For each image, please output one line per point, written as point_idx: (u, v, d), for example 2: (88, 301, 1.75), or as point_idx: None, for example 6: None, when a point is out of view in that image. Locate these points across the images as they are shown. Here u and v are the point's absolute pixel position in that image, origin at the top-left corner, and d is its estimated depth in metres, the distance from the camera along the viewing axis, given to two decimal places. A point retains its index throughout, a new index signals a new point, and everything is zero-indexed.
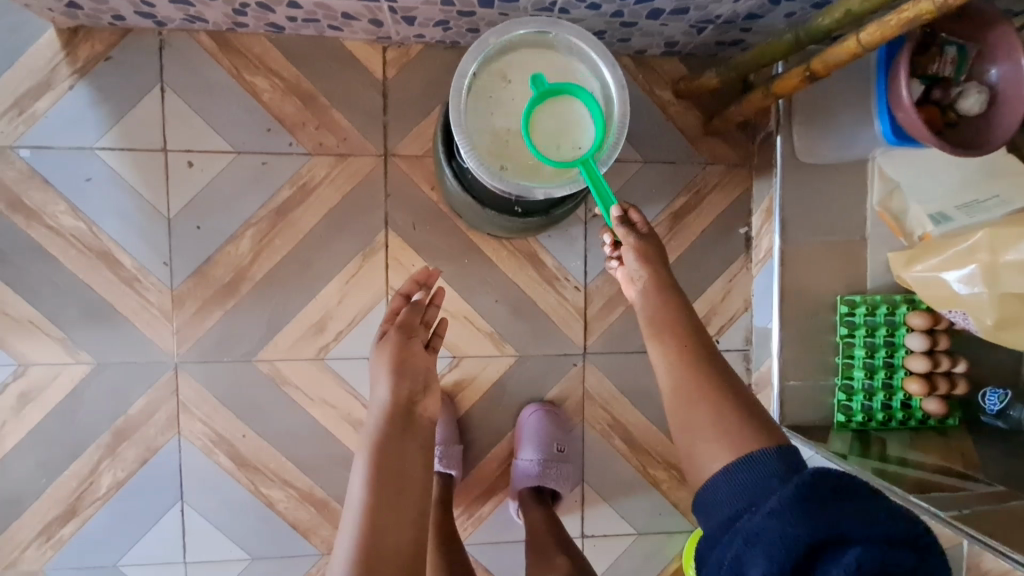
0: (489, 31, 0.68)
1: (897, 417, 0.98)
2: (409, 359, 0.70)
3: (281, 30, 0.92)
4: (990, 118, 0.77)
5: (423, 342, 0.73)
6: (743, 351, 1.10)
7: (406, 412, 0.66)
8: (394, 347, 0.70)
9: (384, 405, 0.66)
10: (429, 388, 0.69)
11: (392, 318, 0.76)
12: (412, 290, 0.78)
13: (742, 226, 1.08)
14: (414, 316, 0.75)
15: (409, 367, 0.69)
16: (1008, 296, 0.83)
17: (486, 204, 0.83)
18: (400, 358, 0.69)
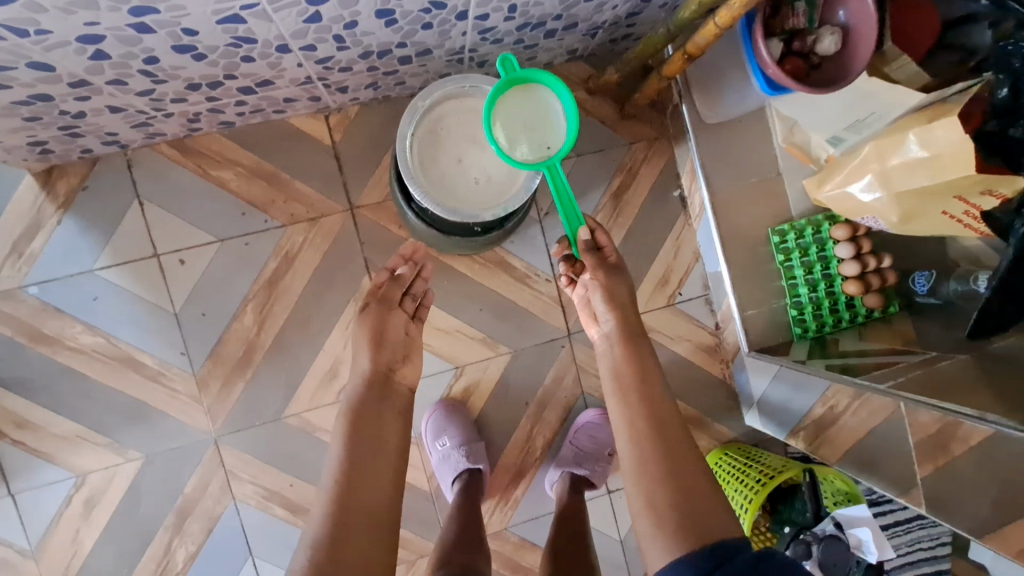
0: (415, 97, 0.81)
1: (845, 317, 1.12)
2: (385, 331, 0.83)
3: (233, 125, 1.02)
4: (847, 52, 0.90)
5: (400, 314, 0.86)
6: (704, 296, 1.24)
7: (388, 383, 0.80)
8: (373, 320, 0.83)
9: (366, 374, 0.79)
10: (405, 360, 0.84)
11: (380, 290, 0.87)
12: (398, 264, 0.89)
13: (675, 189, 1.22)
14: (397, 294, 0.87)
15: (384, 340, 0.82)
16: (902, 194, 0.96)
17: (433, 228, 0.94)
18: (378, 329, 0.83)
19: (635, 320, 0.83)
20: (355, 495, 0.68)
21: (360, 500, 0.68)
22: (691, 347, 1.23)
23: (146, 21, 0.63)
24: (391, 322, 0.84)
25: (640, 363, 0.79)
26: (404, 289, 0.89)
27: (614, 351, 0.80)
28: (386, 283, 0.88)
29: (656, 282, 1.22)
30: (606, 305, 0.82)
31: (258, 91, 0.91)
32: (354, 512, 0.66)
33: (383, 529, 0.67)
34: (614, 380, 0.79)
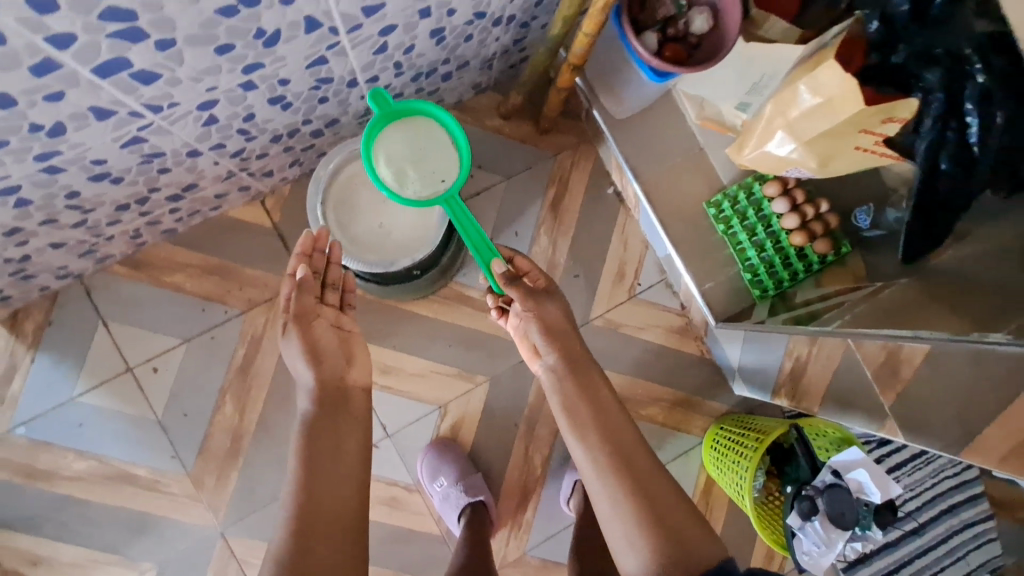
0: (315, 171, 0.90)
1: (800, 268, 1.14)
2: (323, 344, 0.78)
3: (175, 231, 1.07)
4: (719, 26, 0.95)
5: (326, 318, 0.81)
6: (663, 281, 1.26)
7: (345, 397, 0.78)
8: (301, 335, 0.77)
9: (312, 392, 0.76)
10: (350, 364, 0.80)
11: (299, 301, 0.79)
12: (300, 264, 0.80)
13: (609, 186, 1.26)
14: (311, 299, 0.80)
15: (322, 352, 0.78)
16: (813, 141, 0.97)
17: (372, 280, 0.97)
18: (310, 344, 0.77)
19: (578, 345, 0.84)
20: (315, 519, 0.68)
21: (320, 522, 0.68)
22: (663, 332, 1.25)
23: (54, 163, 0.69)
24: (322, 330, 0.79)
25: (592, 390, 0.81)
26: (318, 285, 0.82)
27: (563, 385, 0.82)
28: (297, 290, 0.79)
29: (613, 278, 1.24)
30: (549, 342, 0.82)
31: (187, 195, 0.96)
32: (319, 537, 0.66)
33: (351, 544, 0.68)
34: (569, 419, 0.80)
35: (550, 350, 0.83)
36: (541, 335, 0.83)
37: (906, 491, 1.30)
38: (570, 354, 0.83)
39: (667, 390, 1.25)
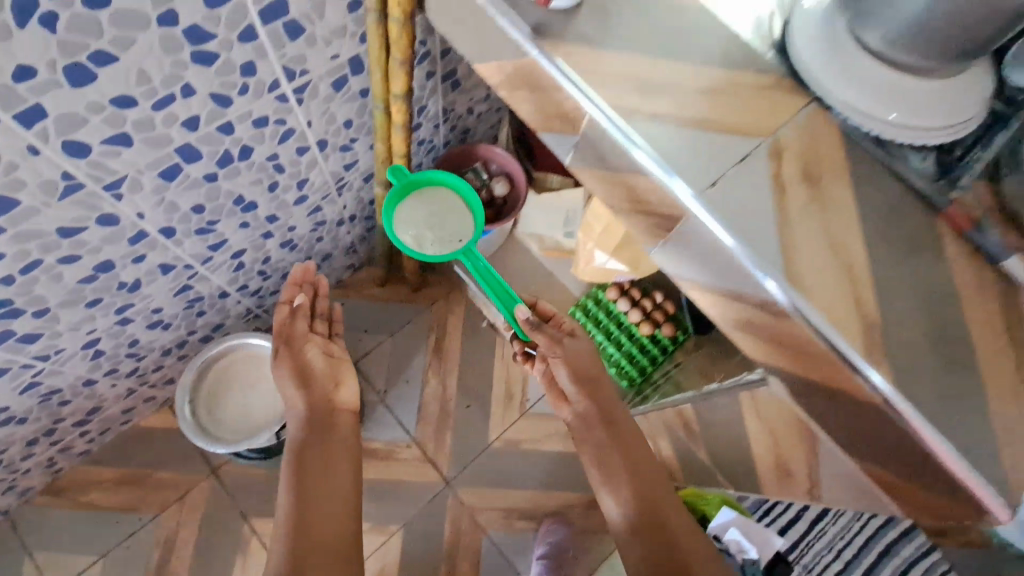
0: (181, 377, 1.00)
1: (657, 353, 1.31)
2: (308, 373, 0.89)
3: (91, 450, 1.18)
4: (515, 186, 1.22)
5: (318, 344, 0.93)
6: (549, 392, 1.39)
7: (331, 419, 0.87)
8: (291, 360, 0.89)
9: (303, 414, 0.86)
10: (339, 385, 0.92)
11: (291, 331, 0.91)
12: (295, 294, 0.94)
13: (483, 320, 1.43)
14: (302, 325, 0.92)
15: (304, 381, 0.88)
16: (619, 250, 1.16)
17: (260, 456, 1.03)
18: (298, 370, 0.89)
19: (609, 394, 0.88)
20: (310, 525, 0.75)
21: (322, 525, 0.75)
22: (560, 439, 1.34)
23: None
24: (313, 354, 0.91)
25: (620, 438, 0.85)
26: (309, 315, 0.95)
27: (596, 432, 0.86)
28: (297, 315, 0.93)
29: (503, 399, 1.36)
30: (581, 392, 0.87)
31: (94, 417, 1.09)
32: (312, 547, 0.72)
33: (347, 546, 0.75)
34: (601, 470, 0.84)
35: (580, 398, 0.87)
36: (573, 383, 0.87)
37: (839, 539, 1.28)
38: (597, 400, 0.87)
39: (577, 494, 1.31)
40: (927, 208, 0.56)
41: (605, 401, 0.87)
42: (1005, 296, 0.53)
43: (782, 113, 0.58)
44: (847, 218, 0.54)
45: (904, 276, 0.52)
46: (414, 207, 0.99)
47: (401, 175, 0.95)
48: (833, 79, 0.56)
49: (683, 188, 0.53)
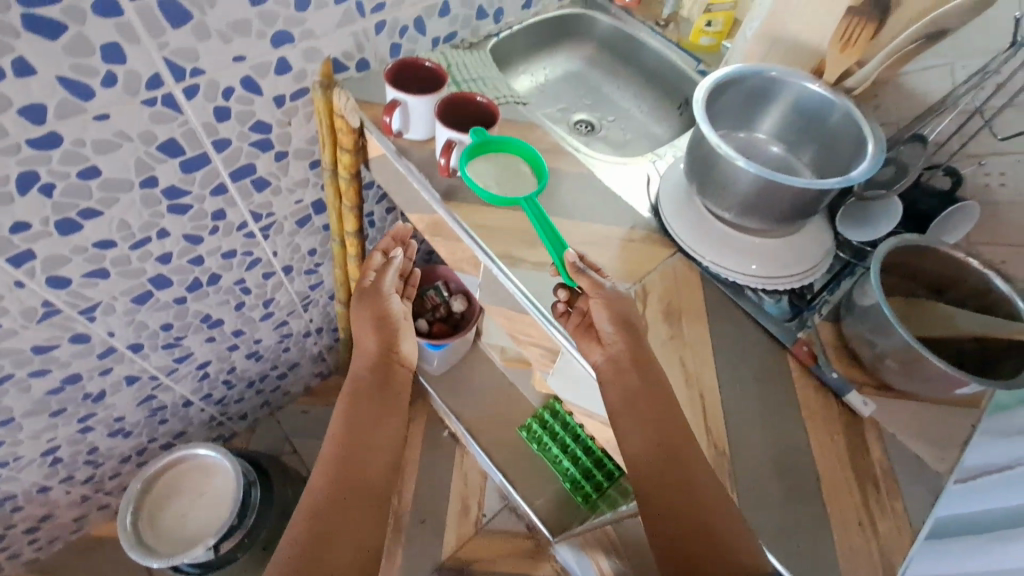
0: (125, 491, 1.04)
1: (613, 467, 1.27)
2: (381, 317, 0.77)
3: (35, 560, 1.17)
4: (472, 302, 1.32)
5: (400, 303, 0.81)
6: (506, 507, 1.38)
7: (387, 379, 0.76)
8: (371, 306, 0.77)
9: (373, 361, 0.76)
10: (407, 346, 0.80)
11: (364, 278, 0.79)
12: (392, 244, 0.81)
13: (443, 430, 1.46)
14: (390, 284, 0.78)
15: (380, 325, 0.77)
16: None
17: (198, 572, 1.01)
18: (378, 316, 0.77)
19: (677, 360, 0.60)
20: (354, 469, 0.67)
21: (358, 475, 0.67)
22: (513, 559, 1.31)
23: None
24: (397, 302, 0.80)
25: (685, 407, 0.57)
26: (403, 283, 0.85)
27: (630, 376, 0.56)
28: (388, 270, 0.79)
29: (458, 513, 1.36)
30: (617, 334, 0.57)
31: (44, 524, 1.10)
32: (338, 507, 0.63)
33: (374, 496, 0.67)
34: (618, 410, 0.56)
35: (617, 342, 0.57)
36: (613, 326, 0.58)
37: None
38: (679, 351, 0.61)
39: None
40: (778, 345, 0.64)
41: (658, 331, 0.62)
42: (851, 428, 0.59)
43: (652, 262, 0.68)
44: (705, 355, 0.61)
45: (754, 408, 0.58)
46: (486, 164, 0.72)
47: (486, 135, 0.69)
48: (690, 235, 0.69)
49: (556, 329, 0.62)
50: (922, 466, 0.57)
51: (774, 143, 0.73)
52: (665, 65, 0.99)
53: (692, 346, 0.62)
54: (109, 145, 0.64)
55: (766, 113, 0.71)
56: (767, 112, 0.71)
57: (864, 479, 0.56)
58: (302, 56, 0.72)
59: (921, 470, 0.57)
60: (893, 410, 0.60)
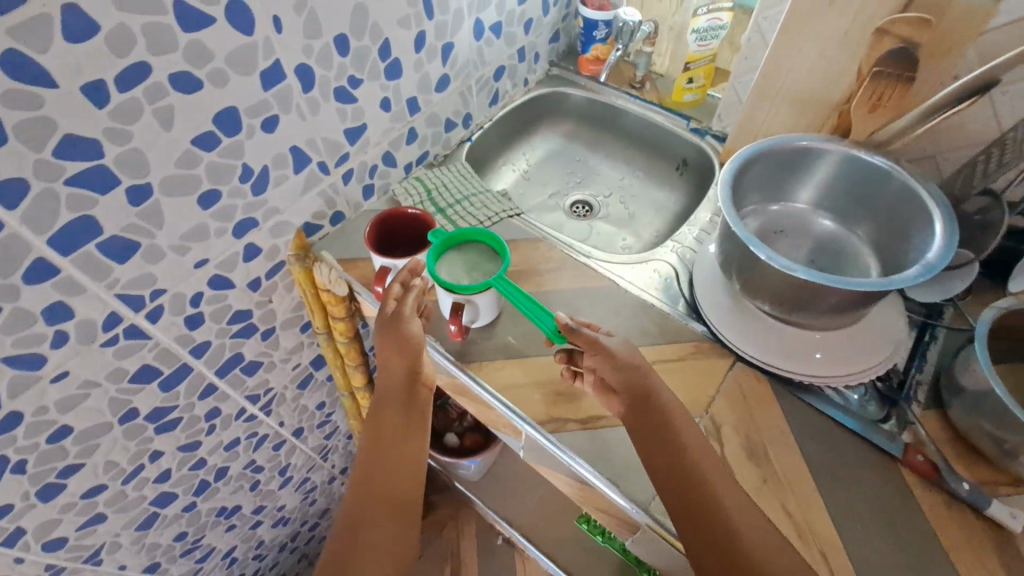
0: None
1: None
2: (400, 339, 0.56)
3: None
4: None
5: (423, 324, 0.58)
6: None
7: (410, 398, 0.58)
8: (394, 327, 0.56)
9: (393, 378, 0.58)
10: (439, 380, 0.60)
11: (386, 307, 0.57)
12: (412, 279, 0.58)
13: (497, 538, 1.30)
14: (415, 308, 0.57)
15: (399, 347, 0.56)
16: None
17: None
18: (399, 336, 0.56)
19: (735, 426, 0.56)
20: (371, 488, 0.55)
21: (376, 499, 0.54)
22: None
23: None
24: (410, 309, 0.57)
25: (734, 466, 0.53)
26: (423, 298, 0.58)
27: (668, 415, 0.50)
28: (409, 295, 0.57)
29: None
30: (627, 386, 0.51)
31: None
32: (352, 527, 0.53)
33: (397, 524, 0.54)
34: (647, 432, 0.50)
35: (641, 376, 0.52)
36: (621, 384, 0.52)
37: None
38: (741, 414, 0.57)
39: None
40: (884, 455, 0.54)
41: (705, 393, 0.58)
42: (1002, 548, 0.49)
43: (712, 382, 0.59)
44: (809, 494, 0.52)
45: (886, 552, 0.49)
46: (457, 259, 0.62)
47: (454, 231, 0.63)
48: (742, 340, 0.61)
49: (629, 503, 0.52)
50: None
51: (820, 213, 0.64)
52: (652, 128, 0.91)
53: (745, 403, 0.58)
54: (74, 400, 0.56)
55: (803, 182, 0.63)
56: (803, 183, 0.63)
57: None
58: (271, 234, 0.64)
59: None
60: None
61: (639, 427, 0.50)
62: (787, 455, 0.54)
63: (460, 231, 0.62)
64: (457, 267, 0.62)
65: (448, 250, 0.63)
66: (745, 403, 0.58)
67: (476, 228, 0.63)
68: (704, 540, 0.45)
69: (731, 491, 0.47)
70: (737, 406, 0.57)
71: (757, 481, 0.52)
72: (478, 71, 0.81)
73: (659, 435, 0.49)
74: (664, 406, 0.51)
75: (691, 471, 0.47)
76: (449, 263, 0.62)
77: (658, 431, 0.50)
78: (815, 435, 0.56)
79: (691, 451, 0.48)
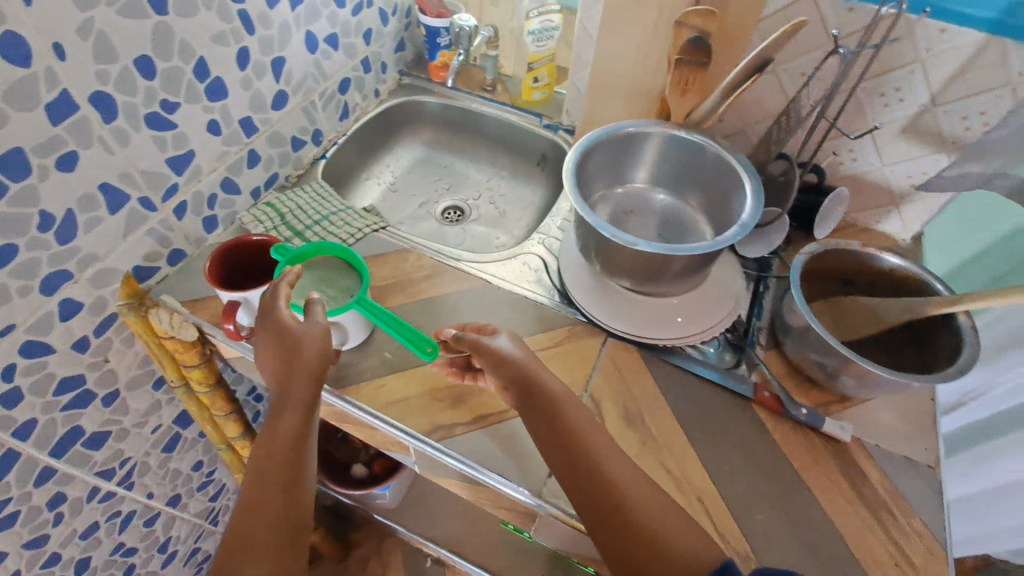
0: None
1: None
2: (296, 356, 0.50)
3: None
4: None
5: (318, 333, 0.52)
6: None
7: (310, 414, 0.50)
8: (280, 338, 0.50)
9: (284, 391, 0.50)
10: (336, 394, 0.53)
11: (283, 315, 0.51)
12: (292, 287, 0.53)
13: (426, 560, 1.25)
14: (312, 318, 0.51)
15: (295, 362, 0.49)
16: None
17: None
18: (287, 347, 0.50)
19: (613, 399, 0.59)
20: (254, 522, 0.45)
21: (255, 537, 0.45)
22: None
23: None
24: (320, 321, 0.51)
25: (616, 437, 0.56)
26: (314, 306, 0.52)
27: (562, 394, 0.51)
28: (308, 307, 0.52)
29: None
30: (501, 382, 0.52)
31: None
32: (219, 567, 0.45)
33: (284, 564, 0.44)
34: (535, 415, 0.50)
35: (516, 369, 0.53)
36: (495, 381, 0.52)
37: None
38: (617, 386, 0.60)
39: None
40: (741, 398, 0.60)
41: (583, 374, 0.61)
42: (840, 458, 0.56)
43: (588, 361, 0.62)
44: (682, 448, 0.56)
45: (751, 484, 0.54)
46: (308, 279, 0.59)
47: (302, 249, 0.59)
48: (609, 317, 0.65)
49: (523, 493, 0.52)
50: (913, 464, 0.56)
51: (657, 190, 0.71)
52: (507, 128, 0.94)
53: (619, 375, 0.61)
54: None
55: (638, 164, 0.69)
56: (638, 165, 0.69)
57: (874, 508, 0.53)
58: (92, 285, 0.56)
59: (921, 473, 0.55)
60: (867, 419, 0.58)
61: (537, 419, 0.50)
62: (660, 416, 0.58)
63: (307, 250, 0.59)
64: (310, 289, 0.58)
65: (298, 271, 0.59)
66: (620, 375, 0.61)
67: (327, 244, 0.60)
68: (600, 519, 0.45)
69: (620, 466, 0.47)
70: (613, 380, 0.61)
71: (638, 445, 0.56)
72: (320, 85, 0.78)
73: (555, 424, 0.49)
74: (556, 396, 0.51)
75: (586, 454, 0.47)
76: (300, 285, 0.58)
77: (547, 413, 0.50)
78: (683, 392, 0.60)
79: (581, 432, 0.48)
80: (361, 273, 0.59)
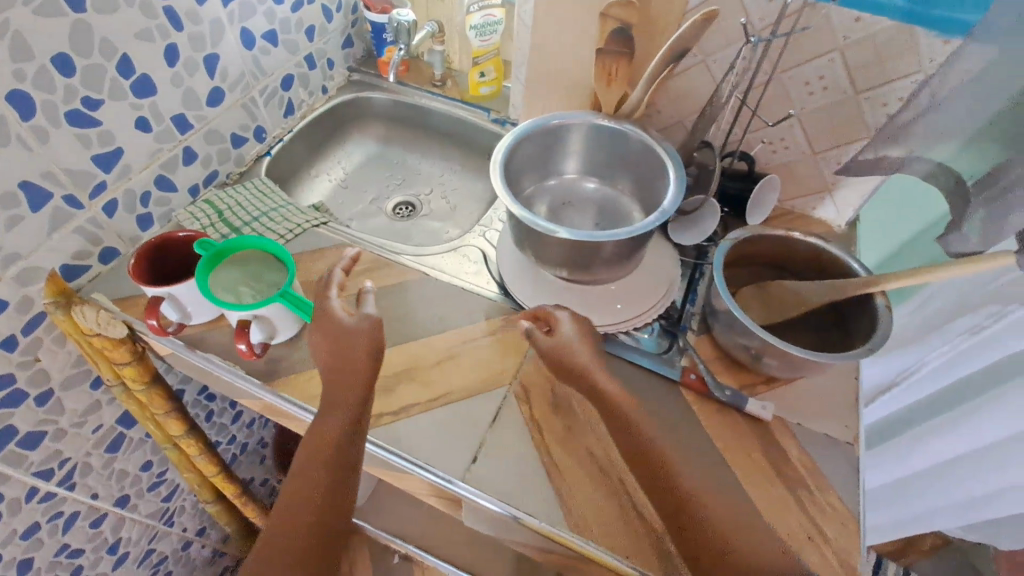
0: None
1: None
2: (351, 355, 0.54)
3: None
4: None
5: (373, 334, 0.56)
6: None
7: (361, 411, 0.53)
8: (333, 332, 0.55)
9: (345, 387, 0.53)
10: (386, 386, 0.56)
11: (335, 313, 0.56)
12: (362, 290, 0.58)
13: None
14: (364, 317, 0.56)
15: (350, 359, 0.53)
16: None
17: None
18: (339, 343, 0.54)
19: (543, 386, 0.60)
20: (303, 496, 0.50)
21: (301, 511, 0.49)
22: None
23: None
24: (368, 319, 0.55)
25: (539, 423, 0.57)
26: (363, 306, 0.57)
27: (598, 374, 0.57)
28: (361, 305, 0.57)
29: None
30: None
31: None
32: (268, 549, 0.48)
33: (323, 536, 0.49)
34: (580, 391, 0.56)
35: None
36: None
37: None
38: (547, 373, 0.61)
39: None
40: (668, 382, 0.61)
41: (513, 362, 0.62)
42: (761, 437, 0.57)
43: (519, 350, 0.63)
44: (606, 431, 0.57)
45: None
46: (233, 273, 0.59)
47: (228, 243, 0.59)
48: None
49: (445, 480, 0.53)
50: (831, 441, 0.57)
51: (590, 180, 0.72)
52: (455, 123, 0.95)
53: (549, 363, 0.62)
54: None
55: (569, 154, 0.70)
56: (568, 155, 0.70)
57: (790, 484, 0.54)
58: (16, 283, 0.56)
59: (839, 450, 0.57)
60: (789, 400, 0.60)
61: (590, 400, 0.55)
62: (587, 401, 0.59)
63: (232, 244, 0.59)
64: (234, 282, 0.58)
65: (223, 265, 0.59)
66: (550, 363, 0.62)
67: (252, 238, 0.61)
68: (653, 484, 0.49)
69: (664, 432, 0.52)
70: (542, 367, 0.61)
71: (563, 429, 0.57)
72: (259, 82, 0.78)
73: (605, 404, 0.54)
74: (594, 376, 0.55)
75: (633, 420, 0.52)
76: (225, 278, 0.58)
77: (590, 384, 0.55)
78: (612, 378, 0.61)
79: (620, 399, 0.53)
80: (287, 267, 0.59)
